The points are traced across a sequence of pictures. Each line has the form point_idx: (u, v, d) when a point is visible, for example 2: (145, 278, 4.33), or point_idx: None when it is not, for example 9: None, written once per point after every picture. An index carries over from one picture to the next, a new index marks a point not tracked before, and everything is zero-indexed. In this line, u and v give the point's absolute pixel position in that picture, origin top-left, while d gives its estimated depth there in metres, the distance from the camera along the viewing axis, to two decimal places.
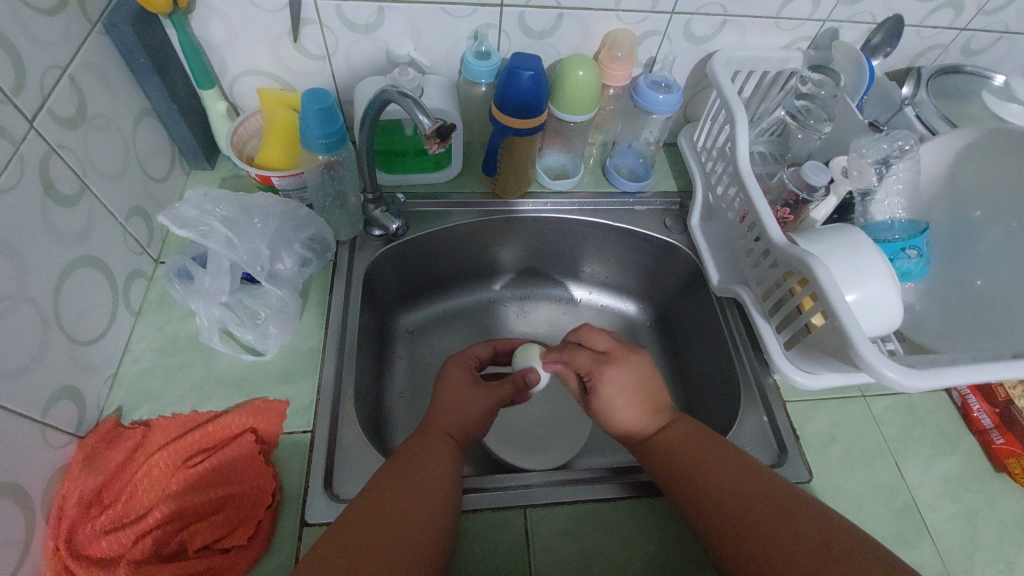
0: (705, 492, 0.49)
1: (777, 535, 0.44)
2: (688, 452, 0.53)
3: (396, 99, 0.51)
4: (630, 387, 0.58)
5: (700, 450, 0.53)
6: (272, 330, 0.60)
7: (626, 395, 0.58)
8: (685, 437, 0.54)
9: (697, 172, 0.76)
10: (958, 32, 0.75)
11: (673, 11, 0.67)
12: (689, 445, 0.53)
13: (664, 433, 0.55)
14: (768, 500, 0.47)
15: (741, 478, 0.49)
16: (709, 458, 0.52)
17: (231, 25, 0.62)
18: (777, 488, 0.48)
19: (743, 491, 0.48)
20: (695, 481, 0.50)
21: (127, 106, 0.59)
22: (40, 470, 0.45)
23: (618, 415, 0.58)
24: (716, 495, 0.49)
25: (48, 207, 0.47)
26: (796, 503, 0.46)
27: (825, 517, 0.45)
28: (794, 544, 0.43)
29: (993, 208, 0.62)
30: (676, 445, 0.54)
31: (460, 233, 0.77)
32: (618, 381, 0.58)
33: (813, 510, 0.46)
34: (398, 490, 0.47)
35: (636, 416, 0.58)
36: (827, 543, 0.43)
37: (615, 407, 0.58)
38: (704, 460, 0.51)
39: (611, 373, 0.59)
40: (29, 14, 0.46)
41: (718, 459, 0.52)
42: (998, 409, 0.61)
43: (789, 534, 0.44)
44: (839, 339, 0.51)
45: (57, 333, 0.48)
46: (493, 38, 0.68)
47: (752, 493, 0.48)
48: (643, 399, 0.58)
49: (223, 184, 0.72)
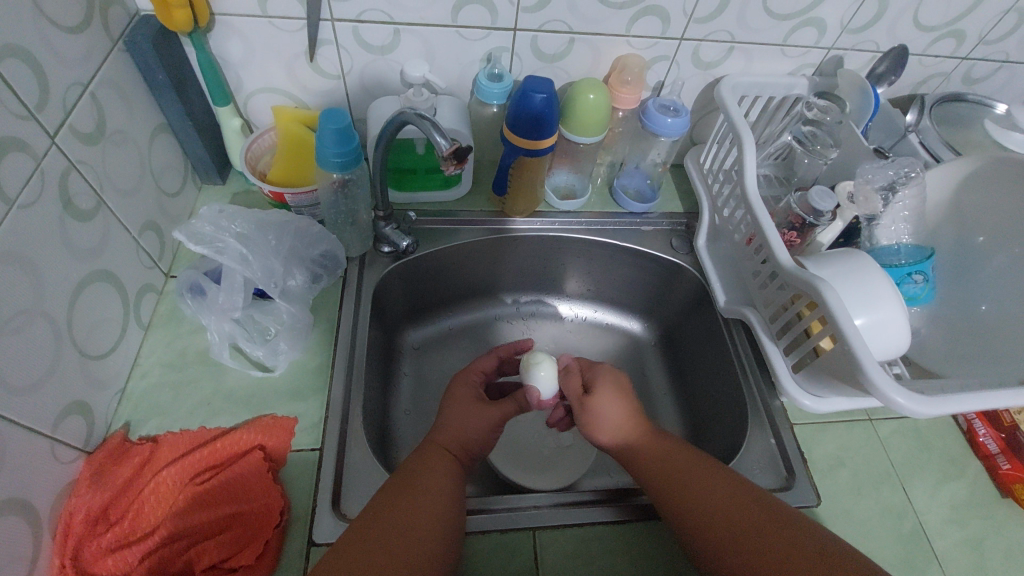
0: (705, 505, 0.50)
1: (784, 548, 0.45)
2: (678, 465, 0.54)
3: (413, 121, 0.52)
4: (622, 395, 0.60)
5: (692, 464, 0.54)
6: (282, 346, 0.61)
7: (615, 404, 0.59)
8: (681, 452, 0.55)
9: (704, 194, 0.77)
10: (959, 61, 0.76)
11: (683, 38, 0.68)
12: (682, 465, 0.54)
13: (650, 449, 0.57)
14: (760, 510, 0.48)
15: (730, 491, 0.51)
16: (697, 474, 0.53)
17: (248, 44, 0.63)
18: (768, 502, 0.49)
19: (745, 503, 0.49)
20: (683, 494, 0.51)
21: (144, 121, 0.59)
22: (47, 487, 0.45)
23: (606, 426, 0.58)
24: (715, 507, 0.49)
25: (66, 221, 0.48)
26: (790, 517, 0.48)
27: (818, 530, 0.46)
28: (801, 557, 0.44)
29: (997, 234, 0.63)
30: (671, 464, 0.54)
31: (467, 251, 0.77)
32: (614, 381, 0.61)
33: (806, 524, 0.47)
34: (398, 510, 0.46)
35: (622, 424, 0.58)
36: (822, 551, 0.44)
37: (604, 416, 0.58)
38: (693, 473, 0.53)
39: (604, 396, 0.59)
40: (55, 33, 0.46)
41: (715, 473, 0.53)
42: (1004, 435, 0.62)
43: (791, 546, 0.45)
44: (848, 362, 0.51)
45: (70, 348, 0.48)
46: (505, 61, 0.69)
47: (750, 508, 0.49)
48: (631, 411, 0.59)
49: (235, 199, 0.73)
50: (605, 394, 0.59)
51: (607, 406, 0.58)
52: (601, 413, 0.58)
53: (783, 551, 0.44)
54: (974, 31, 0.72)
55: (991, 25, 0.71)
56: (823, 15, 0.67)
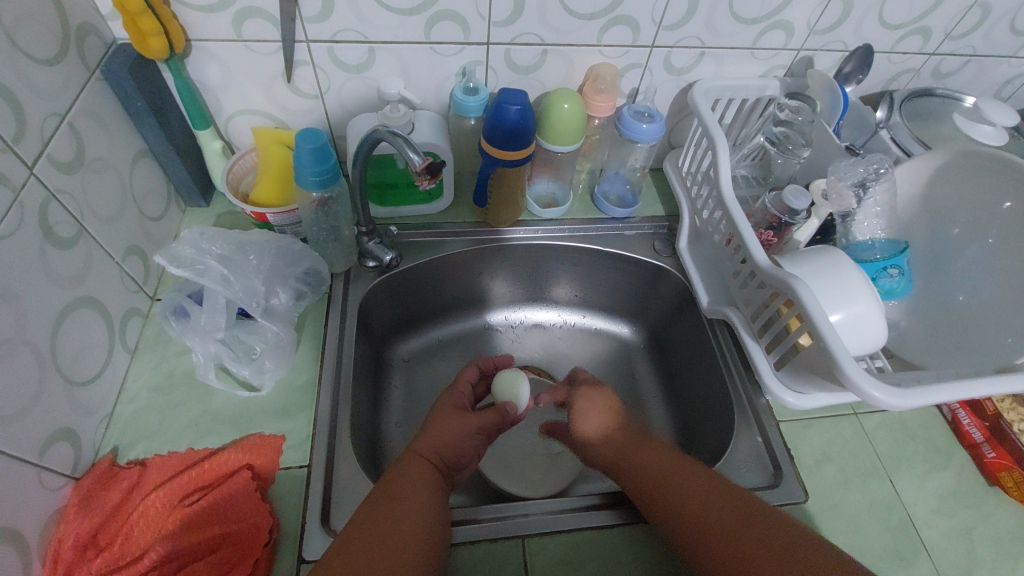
0: (688, 506, 0.50)
1: (763, 550, 0.45)
2: (664, 468, 0.55)
3: (387, 138, 0.53)
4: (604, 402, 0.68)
5: (675, 471, 0.54)
6: (268, 365, 0.61)
7: (596, 410, 0.67)
8: (660, 454, 0.57)
9: (683, 197, 0.78)
10: (927, 57, 0.78)
11: (653, 45, 0.70)
12: (660, 464, 0.56)
13: (633, 448, 0.59)
14: (733, 509, 0.49)
15: (705, 491, 0.51)
16: (676, 477, 0.54)
17: (226, 68, 0.64)
18: (743, 500, 0.50)
19: (724, 505, 0.50)
20: (669, 495, 0.52)
21: (124, 148, 0.60)
22: (36, 514, 0.45)
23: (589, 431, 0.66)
24: (697, 509, 0.50)
25: (47, 249, 0.48)
26: (762, 513, 0.48)
27: (789, 526, 0.47)
28: (766, 553, 0.45)
29: (971, 226, 0.64)
30: (652, 464, 0.56)
31: (453, 262, 0.78)
32: (596, 395, 0.69)
33: (777, 519, 0.48)
34: (380, 525, 0.46)
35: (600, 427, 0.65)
36: (790, 547, 0.45)
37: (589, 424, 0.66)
38: (673, 473, 0.54)
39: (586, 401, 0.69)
40: (30, 64, 0.47)
41: (692, 474, 0.54)
42: (988, 424, 0.62)
43: (758, 543, 0.46)
44: (825, 359, 0.52)
45: (55, 374, 0.49)
46: (480, 74, 0.71)
47: (723, 509, 0.49)
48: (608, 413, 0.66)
49: (218, 221, 0.73)
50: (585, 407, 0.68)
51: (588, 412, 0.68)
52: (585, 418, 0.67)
53: (757, 551, 0.45)
54: (940, 28, 0.74)
55: (956, 20, 0.73)
56: (790, 17, 0.69)
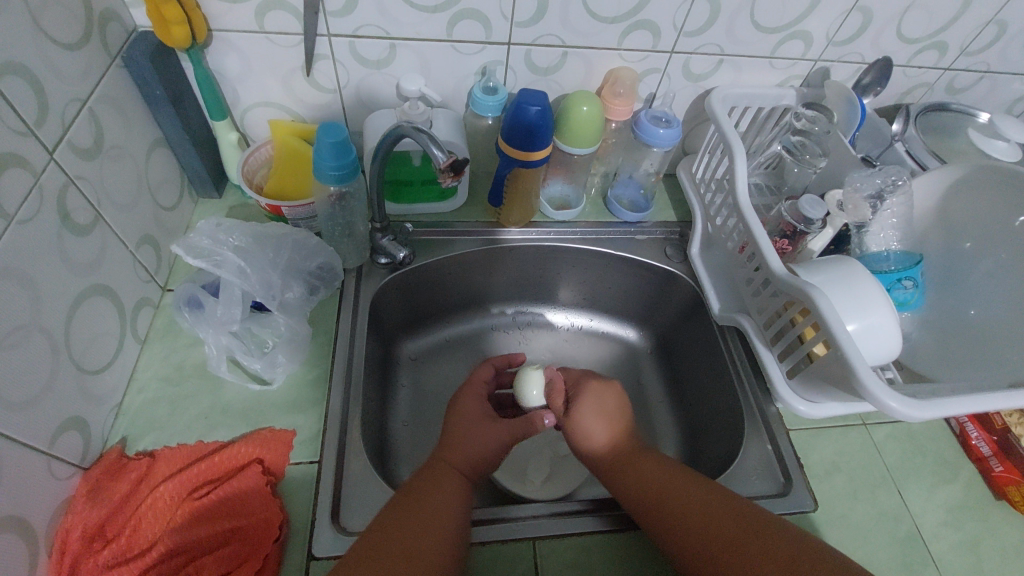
0: (690, 517, 0.50)
1: (768, 562, 0.45)
2: (664, 478, 0.54)
3: (410, 134, 0.53)
4: (603, 407, 0.63)
5: (686, 475, 0.54)
6: (280, 359, 0.60)
7: (599, 415, 0.62)
8: (660, 465, 0.56)
9: (696, 203, 0.78)
10: (942, 72, 0.78)
11: (673, 51, 0.70)
12: (660, 474, 0.55)
13: (629, 457, 0.58)
14: (736, 517, 0.49)
15: (706, 500, 0.51)
16: (677, 487, 0.53)
17: (245, 59, 0.64)
18: (746, 508, 0.50)
19: (726, 515, 0.49)
20: (680, 497, 0.52)
21: (141, 136, 0.60)
22: (45, 503, 0.45)
23: (591, 436, 0.61)
24: (698, 520, 0.49)
25: (63, 236, 0.48)
26: (764, 522, 0.48)
27: (793, 534, 0.47)
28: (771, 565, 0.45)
29: (984, 240, 0.64)
30: (654, 474, 0.55)
31: (463, 262, 0.78)
32: (600, 399, 0.64)
33: (779, 527, 0.48)
34: (397, 529, 0.46)
35: (603, 434, 0.61)
36: (794, 558, 0.45)
37: (585, 425, 0.62)
38: (675, 484, 0.53)
39: (589, 403, 0.63)
40: (53, 48, 0.47)
41: (693, 483, 0.53)
42: (996, 437, 0.62)
43: (760, 555, 0.46)
44: (841, 368, 0.52)
45: (67, 362, 0.48)
46: (500, 74, 0.70)
47: (726, 518, 0.49)
48: (611, 420, 0.62)
49: (231, 213, 0.73)
50: (589, 405, 0.63)
51: (588, 417, 0.62)
52: (583, 420, 0.62)
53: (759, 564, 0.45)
54: (956, 43, 0.74)
55: (972, 37, 0.73)
56: (809, 27, 0.69)
